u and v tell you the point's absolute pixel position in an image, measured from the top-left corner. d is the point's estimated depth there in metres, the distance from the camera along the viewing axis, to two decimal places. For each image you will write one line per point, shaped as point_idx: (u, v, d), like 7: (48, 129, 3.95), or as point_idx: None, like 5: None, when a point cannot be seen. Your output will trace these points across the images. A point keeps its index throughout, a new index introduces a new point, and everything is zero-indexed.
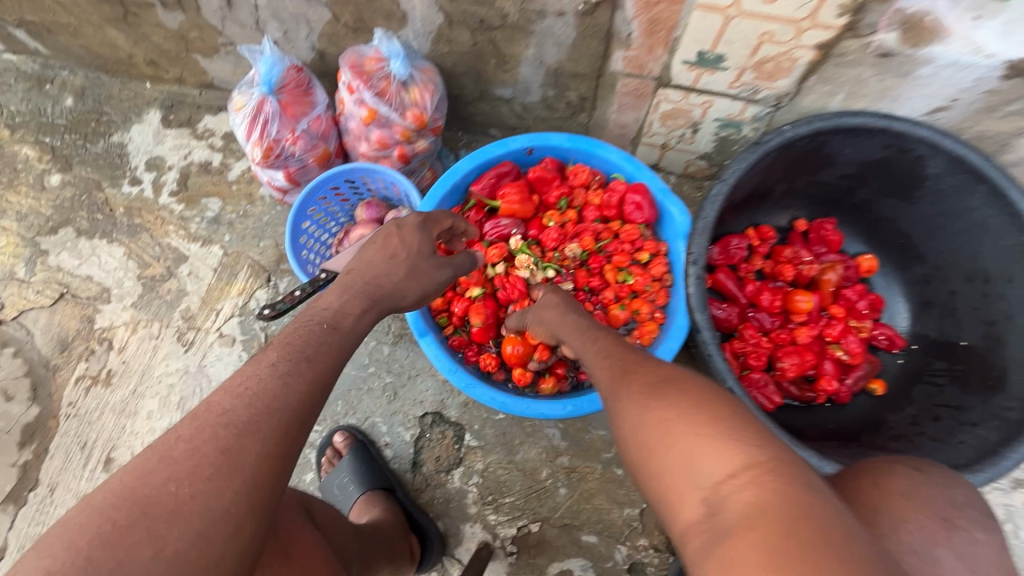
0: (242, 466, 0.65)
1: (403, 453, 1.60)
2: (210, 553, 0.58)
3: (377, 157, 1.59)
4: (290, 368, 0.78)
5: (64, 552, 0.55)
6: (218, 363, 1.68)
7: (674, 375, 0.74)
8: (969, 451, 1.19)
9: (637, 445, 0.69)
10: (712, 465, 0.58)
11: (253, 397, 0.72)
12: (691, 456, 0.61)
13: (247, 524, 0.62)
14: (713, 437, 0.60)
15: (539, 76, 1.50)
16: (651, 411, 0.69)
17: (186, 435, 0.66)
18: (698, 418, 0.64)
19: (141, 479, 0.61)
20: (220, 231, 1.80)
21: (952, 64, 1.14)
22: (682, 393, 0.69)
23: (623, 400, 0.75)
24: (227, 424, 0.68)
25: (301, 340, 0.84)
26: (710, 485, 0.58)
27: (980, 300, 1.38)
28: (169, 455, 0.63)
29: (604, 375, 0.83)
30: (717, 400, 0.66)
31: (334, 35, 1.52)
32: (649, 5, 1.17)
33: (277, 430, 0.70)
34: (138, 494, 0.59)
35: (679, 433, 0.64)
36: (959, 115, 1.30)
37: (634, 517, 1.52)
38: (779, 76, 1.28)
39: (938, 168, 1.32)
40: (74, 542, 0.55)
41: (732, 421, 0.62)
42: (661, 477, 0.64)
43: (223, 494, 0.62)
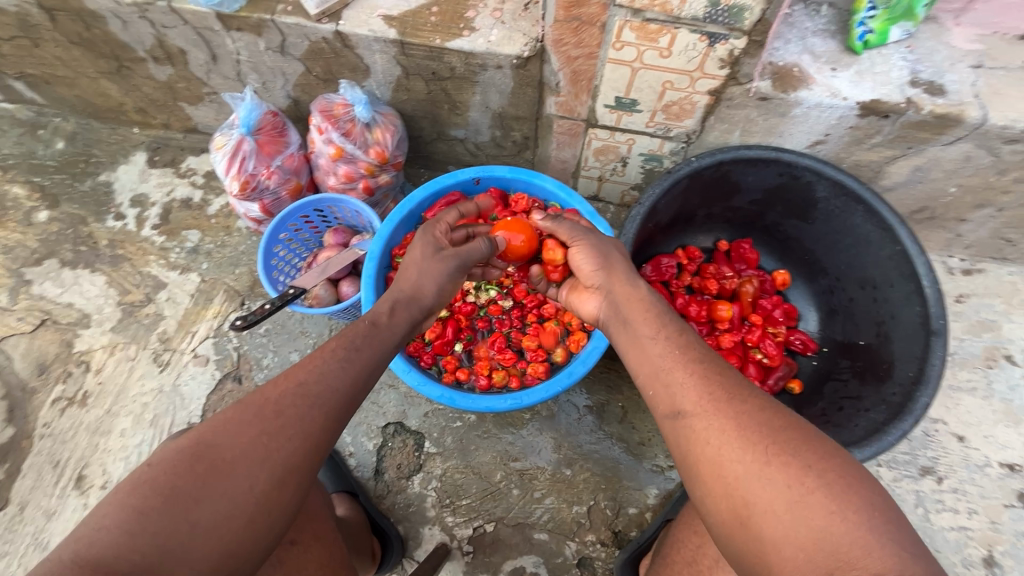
0: (305, 434, 0.88)
1: (366, 461, 1.70)
2: (281, 492, 0.85)
3: (344, 190, 1.79)
4: (345, 356, 1.00)
5: (188, 473, 0.80)
6: (191, 381, 1.78)
7: (763, 419, 0.87)
8: (860, 431, 1.38)
9: (718, 473, 0.85)
10: (830, 521, 0.75)
11: (321, 378, 0.94)
12: (796, 509, 0.78)
13: (305, 477, 0.88)
14: (850, 501, 0.77)
15: (487, 119, 1.73)
16: (747, 455, 0.83)
17: (273, 399, 0.89)
18: (815, 475, 0.79)
19: (240, 428, 0.85)
20: (198, 260, 1.94)
21: (818, 105, 1.39)
22: (777, 446, 0.83)
23: (710, 430, 0.88)
24: (301, 396, 0.90)
25: (353, 333, 1.05)
26: (813, 533, 0.76)
27: (871, 304, 1.59)
28: (260, 414, 0.87)
29: (686, 392, 0.93)
30: (822, 457, 0.82)
31: (307, 85, 1.73)
32: (571, 60, 1.41)
33: (335, 408, 0.93)
34: (239, 440, 0.84)
35: (779, 485, 0.80)
36: (835, 148, 1.55)
37: (582, 513, 1.64)
38: (684, 117, 1.50)
39: (824, 192, 1.54)
40: (196, 467, 0.81)
41: (842, 484, 0.78)
42: (738, 503, 0.82)
43: (293, 452, 0.87)
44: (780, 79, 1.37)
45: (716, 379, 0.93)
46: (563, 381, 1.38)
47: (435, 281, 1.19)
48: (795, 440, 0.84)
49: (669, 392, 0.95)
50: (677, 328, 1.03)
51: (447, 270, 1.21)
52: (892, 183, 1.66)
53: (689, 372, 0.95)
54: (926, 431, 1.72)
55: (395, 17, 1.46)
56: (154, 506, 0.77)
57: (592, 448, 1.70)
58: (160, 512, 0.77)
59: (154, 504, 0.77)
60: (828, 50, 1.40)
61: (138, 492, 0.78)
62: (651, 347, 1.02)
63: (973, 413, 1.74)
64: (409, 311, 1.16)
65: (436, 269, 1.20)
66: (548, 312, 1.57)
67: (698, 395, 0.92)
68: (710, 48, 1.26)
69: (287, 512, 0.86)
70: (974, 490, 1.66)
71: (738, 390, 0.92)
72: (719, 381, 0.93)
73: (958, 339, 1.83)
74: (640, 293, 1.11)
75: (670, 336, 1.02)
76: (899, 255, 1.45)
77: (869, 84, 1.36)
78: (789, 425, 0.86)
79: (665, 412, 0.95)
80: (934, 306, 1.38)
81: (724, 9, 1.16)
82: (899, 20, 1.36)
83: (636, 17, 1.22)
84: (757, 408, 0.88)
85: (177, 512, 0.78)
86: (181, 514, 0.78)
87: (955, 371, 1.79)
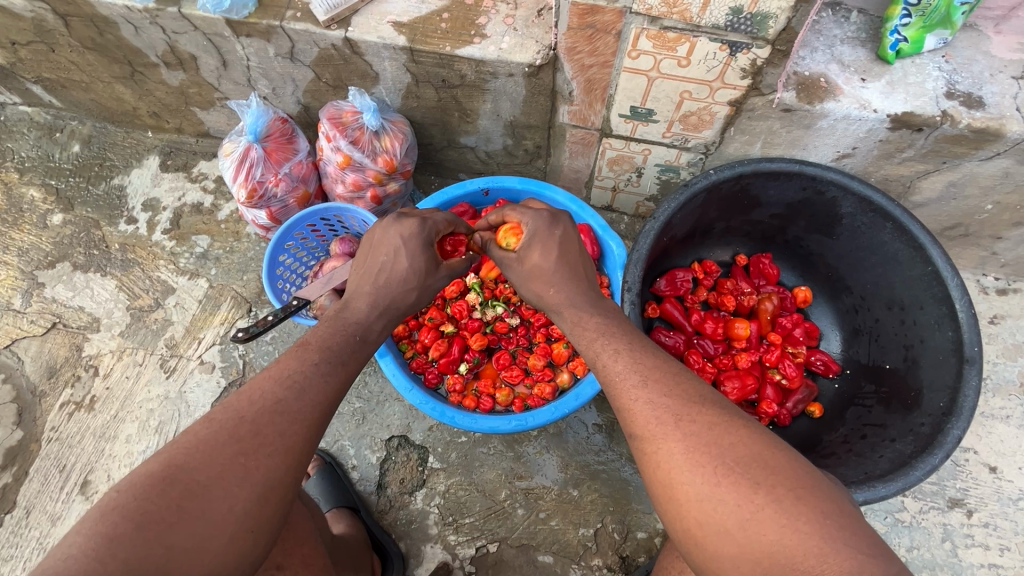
0: (288, 449, 0.84)
1: (369, 475, 1.67)
2: (264, 513, 0.80)
3: (352, 199, 1.78)
4: (330, 369, 0.96)
5: (162, 498, 0.74)
6: (197, 389, 1.77)
7: (713, 437, 0.79)
8: (886, 464, 1.30)
9: (670, 494, 0.79)
10: (783, 536, 0.70)
11: (300, 392, 0.90)
12: (749, 526, 0.72)
13: (291, 490, 0.84)
14: (801, 512, 0.71)
15: (498, 127, 1.69)
16: (696, 476, 0.77)
17: (249, 417, 0.84)
18: (763, 490, 0.73)
19: (214, 450, 0.79)
20: (207, 265, 1.94)
21: (846, 117, 1.31)
22: (725, 464, 0.76)
23: (660, 452, 0.81)
24: (280, 412, 0.86)
25: (321, 341, 1.00)
26: (766, 549, 0.71)
27: (899, 326, 1.50)
28: (237, 433, 0.82)
29: (635, 414, 0.86)
30: (773, 470, 0.75)
31: (317, 91, 1.71)
32: (584, 69, 1.36)
33: (317, 416, 0.89)
34: (216, 461, 0.78)
35: (730, 505, 0.74)
36: (862, 162, 1.47)
37: (588, 536, 1.59)
38: (703, 127, 1.44)
39: (850, 208, 1.46)
40: (169, 491, 0.74)
41: (792, 495, 0.72)
42: (691, 524, 0.77)
43: (275, 469, 0.82)
44: (806, 89, 1.30)
45: (663, 404, 0.85)
46: (570, 403, 1.37)
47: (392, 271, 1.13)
48: (746, 454, 0.77)
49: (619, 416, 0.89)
50: (611, 354, 0.94)
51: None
52: (923, 199, 1.57)
53: (635, 398, 0.87)
54: (955, 461, 1.63)
55: (405, 24, 1.42)
56: (125, 533, 0.70)
57: (600, 468, 1.65)
58: (132, 538, 0.70)
59: (125, 530, 0.70)
60: (857, 59, 1.33)
61: (108, 518, 0.71)
62: (596, 373, 0.97)
63: (1007, 442, 1.64)
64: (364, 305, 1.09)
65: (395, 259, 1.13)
66: (558, 331, 1.53)
67: (646, 418, 0.85)
68: (731, 57, 1.20)
69: (271, 531, 0.81)
70: (1006, 525, 1.57)
71: None
72: (666, 403, 0.85)
73: (991, 363, 1.73)
74: (583, 314, 1.04)
75: (608, 363, 0.94)
76: (930, 275, 1.36)
77: (901, 95, 1.29)
78: (740, 439, 0.78)
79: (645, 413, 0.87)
80: (969, 331, 1.29)
81: (747, 17, 1.10)
82: (936, 28, 1.27)
83: (653, 25, 1.16)
84: (707, 427, 0.80)
85: (151, 537, 0.71)
86: (155, 538, 0.71)
87: (988, 398, 1.69)
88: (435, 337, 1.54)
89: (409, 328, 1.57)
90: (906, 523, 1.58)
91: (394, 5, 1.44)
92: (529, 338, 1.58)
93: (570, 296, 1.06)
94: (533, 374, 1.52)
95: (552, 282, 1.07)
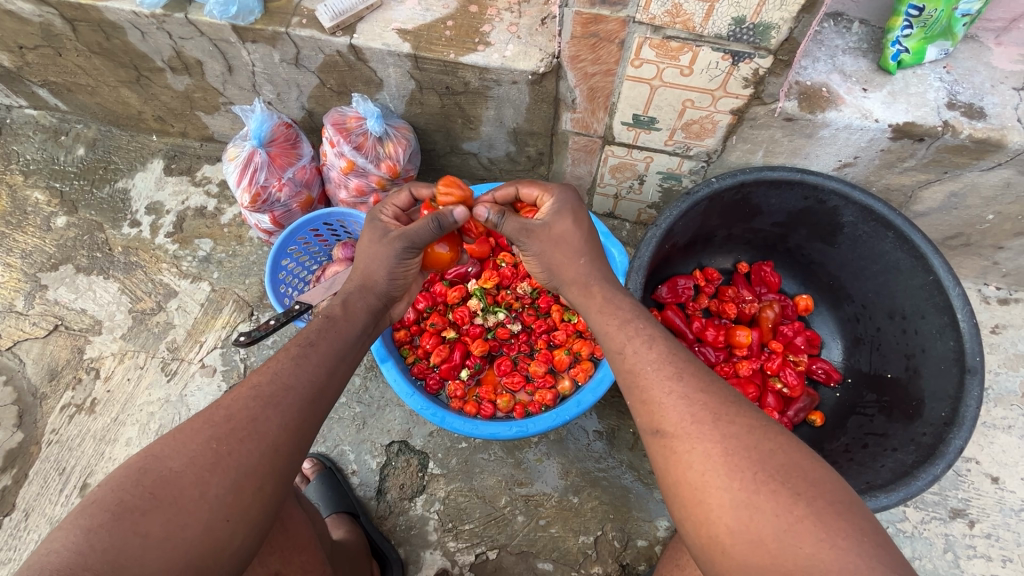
0: (264, 435, 0.84)
1: (369, 480, 1.67)
2: (241, 499, 0.80)
3: (355, 204, 1.78)
4: (299, 352, 0.97)
5: (137, 488, 0.76)
6: (198, 392, 1.77)
7: (752, 443, 0.79)
8: (887, 473, 1.30)
9: (698, 498, 0.79)
10: (820, 549, 0.70)
11: (274, 376, 0.91)
12: (784, 537, 0.72)
13: (267, 482, 0.83)
14: (840, 528, 0.71)
15: (500, 133, 1.70)
16: (734, 483, 0.77)
17: (225, 405, 0.86)
18: (805, 503, 0.74)
19: (189, 437, 0.82)
20: (209, 269, 1.94)
21: (848, 127, 1.32)
22: (766, 472, 0.77)
23: (693, 453, 0.81)
24: (254, 397, 0.87)
25: (308, 330, 1.03)
26: (800, 562, 0.70)
27: (901, 335, 1.50)
28: (212, 420, 0.84)
29: (667, 410, 0.86)
30: (812, 483, 0.76)
31: (321, 97, 1.72)
32: (587, 77, 1.37)
33: (293, 403, 0.89)
34: (188, 448, 0.80)
35: (767, 513, 0.74)
36: (864, 171, 1.47)
37: (589, 544, 1.58)
38: (705, 136, 1.45)
39: (852, 217, 1.46)
40: (144, 480, 0.77)
41: (831, 509, 0.73)
42: (721, 531, 0.76)
43: (250, 455, 0.82)
44: (808, 99, 1.31)
45: (699, 400, 0.85)
46: (571, 410, 1.36)
47: (385, 265, 1.14)
48: (785, 464, 0.78)
49: (648, 407, 0.88)
50: (645, 341, 0.95)
51: (393, 251, 1.13)
52: (924, 209, 1.57)
53: (668, 391, 0.88)
54: (957, 470, 1.62)
55: (410, 31, 1.43)
56: (102, 524, 0.72)
57: (601, 475, 1.65)
58: (110, 528, 0.72)
59: (103, 521, 0.72)
60: (859, 70, 1.34)
61: (86, 512, 0.73)
62: (619, 363, 0.97)
63: (1009, 453, 1.64)
64: (364, 300, 1.12)
65: (383, 252, 1.14)
66: (559, 338, 1.54)
67: (680, 415, 0.85)
68: (733, 67, 1.21)
69: (253, 518, 0.81)
70: (1009, 536, 1.56)
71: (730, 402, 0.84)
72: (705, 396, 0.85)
73: (993, 372, 1.73)
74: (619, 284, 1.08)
75: (639, 351, 0.95)
76: (931, 285, 1.36)
77: (903, 105, 1.30)
78: (779, 449, 0.79)
79: (650, 428, 0.88)
80: (970, 341, 1.29)
81: (750, 27, 1.11)
82: (937, 39, 1.28)
83: (656, 35, 1.18)
84: (746, 431, 0.81)
85: (126, 526, 0.73)
86: (129, 529, 0.73)
87: (990, 408, 1.69)
88: (437, 343, 1.54)
89: (410, 333, 1.57)
90: (908, 533, 1.57)
91: (399, 13, 1.46)
92: (531, 344, 1.58)
93: (595, 268, 1.10)
94: (534, 380, 1.52)
95: (582, 252, 1.10)
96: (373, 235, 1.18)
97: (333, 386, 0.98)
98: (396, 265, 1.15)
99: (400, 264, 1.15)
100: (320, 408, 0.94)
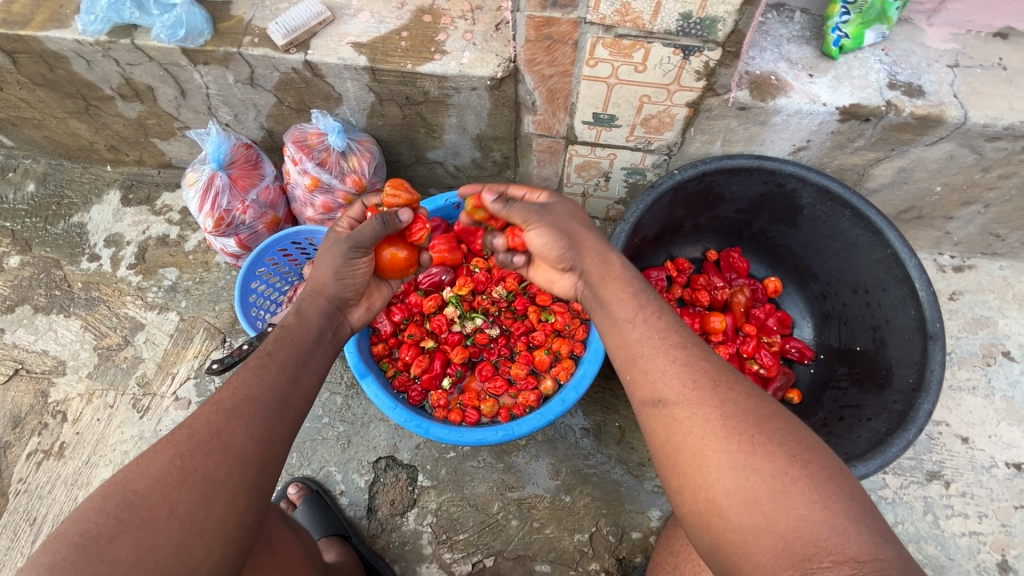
0: (229, 446, 0.82)
1: (358, 500, 1.64)
2: (211, 514, 0.78)
3: (323, 221, 1.76)
4: (261, 362, 0.96)
5: (100, 516, 0.74)
6: (173, 426, 1.72)
7: (750, 408, 0.82)
8: (863, 443, 1.35)
9: (698, 463, 0.80)
10: (812, 510, 0.72)
11: (234, 389, 0.89)
12: (779, 498, 0.74)
13: (239, 493, 0.81)
14: (832, 491, 0.74)
15: (464, 140, 1.70)
16: (731, 444, 0.79)
17: (187, 423, 0.84)
18: (800, 466, 0.76)
19: (152, 458, 0.80)
20: (177, 298, 1.89)
21: (798, 112, 1.36)
22: (762, 436, 0.79)
23: (692, 418, 0.83)
24: (216, 412, 0.85)
25: (267, 341, 1.02)
26: (793, 523, 0.72)
27: (865, 308, 1.56)
28: (175, 439, 0.82)
29: (670, 377, 0.88)
30: (807, 447, 0.78)
31: (280, 116, 1.70)
32: (545, 79, 1.38)
33: (258, 413, 0.88)
34: (151, 469, 0.78)
35: (763, 475, 0.76)
36: (817, 153, 1.52)
37: (584, 541, 1.59)
38: (664, 130, 1.48)
39: (810, 198, 1.52)
40: (107, 506, 0.74)
41: (824, 474, 0.75)
42: (718, 495, 0.78)
43: (217, 467, 0.80)
44: (758, 88, 1.35)
45: (700, 367, 0.88)
46: (555, 409, 1.37)
47: (331, 265, 1.14)
48: (781, 428, 0.80)
49: (647, 378, 0.90)
50: (657, 310, 0.97)
51: (340, 252, 1.14)
52: (876, 185, 1.63)
53: (673, 358, 0.90)
54: (929, 435, 1.69)
55: (365, 45, 1.43)
56: (66, 557, 0.71)
57: (591, 472, 1.65)
58: (75, 560, 0.70)
59: (67, 555, 0.71)
60: (804, 56, 1.39)
61: (51, 548, 0.72)
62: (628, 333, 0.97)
63: (975, 413, 1.71)
64: (314, 303, 1.11)
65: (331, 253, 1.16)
66: (538, 339, 1.53)
67: (683, 381, 0.87)
68: (685, 61, 1.24)
69: (227, 532, 0.79)
70: (982, 493, 1.63)
71: (724, 377, 0.87)
72: (704, 368, 0.88)
73: (955, 337, 1.80)
74: (613, 269, 1.07)
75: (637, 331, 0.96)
76: (889, 258, 1.42)
77: (847, 88, 1.35)
78: (777, 416, 0.82)
79: (648, 397, 0.89)
80: (929, 309, 1.35)
81: (697, 21, 1.14)
82: (873, 23, 1.35)
83: (608, 33, 1.20)
84: (744, 397, 0.84)
85: (92, 555, 0.71)
86: (96, 557, 0.71)
87: (955, 371, 1.76)
88: (416, 354, 1.53)
89: (389, 346, 1.56)
90: (889, 500, 1.62)
91: (352, 26, 1.46)
92: (511, 347, 1.57)
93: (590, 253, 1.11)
94: (516, 383, 1.52)
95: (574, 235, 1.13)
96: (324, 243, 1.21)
97: (298, 393, 0.96)
98: (342, 265, 1.15)
99: (347, 264, 1.15)
100: (287, 417, 0.92)
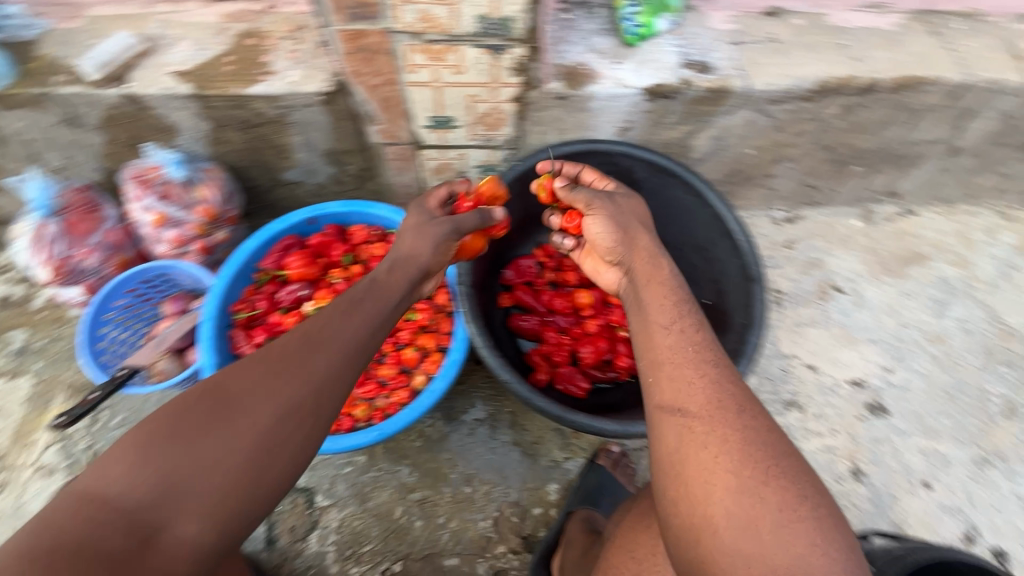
0: (316, 383, 0.92)
1: (255, 533, 1.60)
2: (265, 457, 0.85)
3: (179, 255, 1.71)
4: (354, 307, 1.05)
5: (179, 434, 0.83)
6: (38, 498, 1.59)
7: (771, 443, 0.85)
8: None
9: (704, 480, 0.83)
10: (810, 550, 0.75)
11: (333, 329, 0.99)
12: (780, 530, 0.77)
13: (289, 443, 0.88)
14: (833, 538, 0.77)
15: (316, 157, 1.72)
16: (744, 470, 0.82)
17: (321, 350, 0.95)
18: (808, 506, 0.79)
19: (263, 381, 0.90)
20: (28, 361, 1.75)
21: (611, 96, 1.51)
22: (776, 468, 0.82)
23: (710, 437, 0.85)
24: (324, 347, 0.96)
25: (353, 291, 1.09)
26: (788, 558, 0.75)
27: (705, 264, 1.72)
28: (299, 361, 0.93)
29: (695, 393, 0.91)
30: (817, 489, 0.82)
31: (115, 154, 1.63)
32: (375, 89, 1.44)
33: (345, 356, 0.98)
34: (265, 391, 0.89)
35: (770, 505, 0.79)
36: (641, 132, 1.68)
37: (489, 527, 1.63)
38: (500, 125, 1.58)
39: (642, 173, 1.66)
40: (187, 426, 0.83)
41: (829, 520, 0.79)
42: (717, 515, 0.80)
43: (301, 398, 0.90)
44: (571, 77, 1.48)
45: (727, 390, 0.91)
46: (425, 401, 1.41)
47: (420, 243, 1.21)
48: (796, 467, 0.83)
49: (671, 384, 0.93)
50: (695, 324, 1.02)
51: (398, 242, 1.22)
52: (701, 155, 1.82)
53: (701, 373, 0.93)
54: (783, 368, 1.89)
55: (188, 72, 1.42)
56: (129, 467, 0.78)
57: (488, 459, 1.71)
58: (130, 471, 0.78)
59: (133, 465, 0.79)
60: (609, 46, 1.53)
61: (123, 456, 0.80)
62: (660, 335, 1.01)
63: (818, 343, 1.94)
64: (407, 271, 1.17)
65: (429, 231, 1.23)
66: (405, 338, 1.57)
67: (707, 398, 0.90)
68: (496, 59, 1.34)
69: (258, 485, 0.84)
70: (831, 411, 1.85)
71: (748, 404, 0.90)
72: (732, 391, 0.91)
73: (794, 280, 2.03)
74: (660, 272, 1.15)
75: (662, 335, 1.01)
76: (713, 216, 1.60)
77: (648, 71, 1.51)
78: (792, 455, 0.85)
79: (665, 404, 0.92)
80: (749, 255, 1.53)
81: (495, 22, 1.24)
82: (661, 11, 1.52)
83: (418, 40, 1.28)
84: (766, 429, 0.87)
85: (146, 468, 0.79)
86: (150, 469, 0.79)
87: (798, 309, 1.99)
88: None
89: None
90: None
91: (173, 56, 1.44)
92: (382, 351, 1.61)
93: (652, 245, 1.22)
94: (389, 384, 1.55)
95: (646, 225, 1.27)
96: (422, 218, 1.27)
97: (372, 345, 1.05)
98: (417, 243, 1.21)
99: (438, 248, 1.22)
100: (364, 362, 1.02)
